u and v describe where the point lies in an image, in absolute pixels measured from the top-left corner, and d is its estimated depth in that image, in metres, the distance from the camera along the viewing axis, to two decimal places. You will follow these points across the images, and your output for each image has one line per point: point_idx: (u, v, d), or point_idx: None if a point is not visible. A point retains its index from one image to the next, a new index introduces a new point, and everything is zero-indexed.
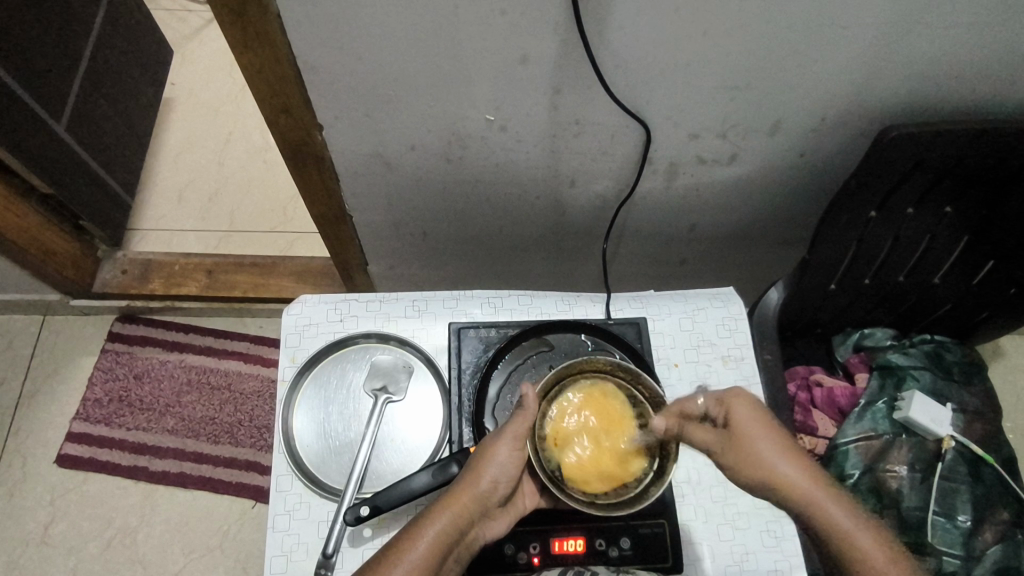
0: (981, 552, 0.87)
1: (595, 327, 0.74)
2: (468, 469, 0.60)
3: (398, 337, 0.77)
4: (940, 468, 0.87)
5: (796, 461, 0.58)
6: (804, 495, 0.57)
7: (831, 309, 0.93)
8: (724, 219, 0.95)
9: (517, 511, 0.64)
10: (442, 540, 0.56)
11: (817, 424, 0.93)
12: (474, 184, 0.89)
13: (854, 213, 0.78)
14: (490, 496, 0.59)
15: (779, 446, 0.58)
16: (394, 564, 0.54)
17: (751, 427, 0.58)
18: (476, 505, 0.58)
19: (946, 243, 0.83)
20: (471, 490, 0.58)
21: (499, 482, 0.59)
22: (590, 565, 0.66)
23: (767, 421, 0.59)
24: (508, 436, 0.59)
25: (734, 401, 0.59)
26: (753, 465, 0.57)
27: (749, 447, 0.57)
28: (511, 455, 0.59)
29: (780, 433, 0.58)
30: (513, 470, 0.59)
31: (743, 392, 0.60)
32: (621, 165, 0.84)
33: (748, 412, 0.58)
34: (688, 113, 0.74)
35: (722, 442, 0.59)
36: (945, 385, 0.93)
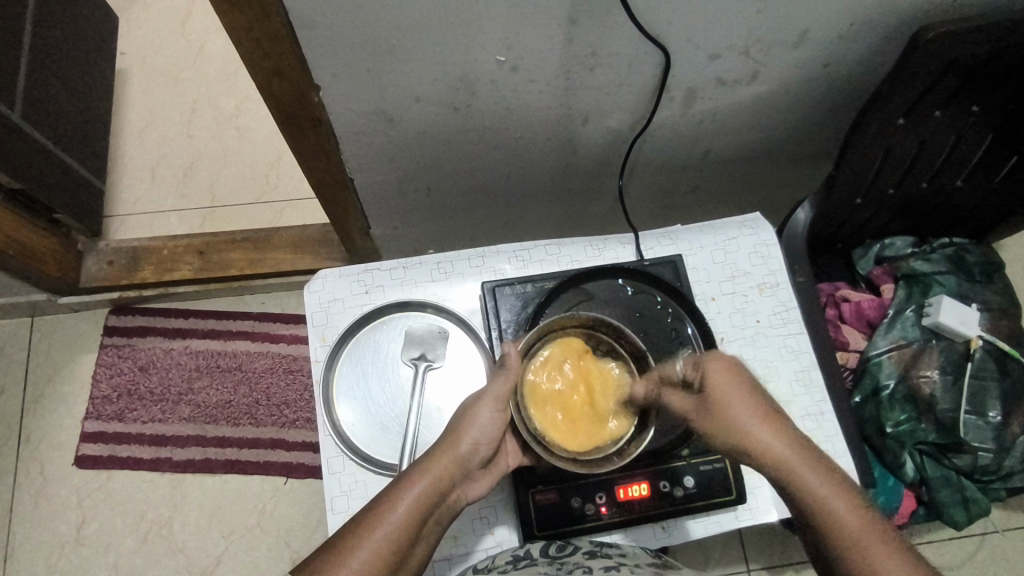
0: (1011, 443, 0.89)
1: (633, 270, 0.72)
2: (448, 433, 0.59)
3: (434, 304, 0.74)
4: (971, 368, 0.88)
5: (770, 420, 0.55)
6: (775, 453, 0.53)
7: (854, 223, 0.92)
8: (740, 142, 0.92)
9: (500, 471, 0.63)
10: (424, 503, 0.54)
11: (848, 339, 0.93)
12: (481, 132, 0.84)
13: (882, 122, 0.76)
14: (471, 458, 0.58)
15: (753, 410, 0.55)
16: (371, 527, 0.51)
17: (722, 388, 0.56)
18: (457, 468, 0.57)
19: (971, 143, 0.82)
20: (453, 451, 0.57)
21: (480, 444, 0.59)
22: (656, 508, 0.66)
23: (747, 384, 0.57)
24: (490, 398, 0.60)
25: (712, 362, 0.58)
26: (730, 428, 0.55)
27: (724, 412, 0.56)
28: (493, 417, 0.60)
29: (756, 398, 0.56)
30: (495, 432, 0.60)
31: (723, 355, 0.59)
32: (638, 97, 0.79)
33: (722, 371, 0.57)
34: (712, 30, 0.69)
35: (699, 406, 0.57)
36: (968, 287, 0.94)
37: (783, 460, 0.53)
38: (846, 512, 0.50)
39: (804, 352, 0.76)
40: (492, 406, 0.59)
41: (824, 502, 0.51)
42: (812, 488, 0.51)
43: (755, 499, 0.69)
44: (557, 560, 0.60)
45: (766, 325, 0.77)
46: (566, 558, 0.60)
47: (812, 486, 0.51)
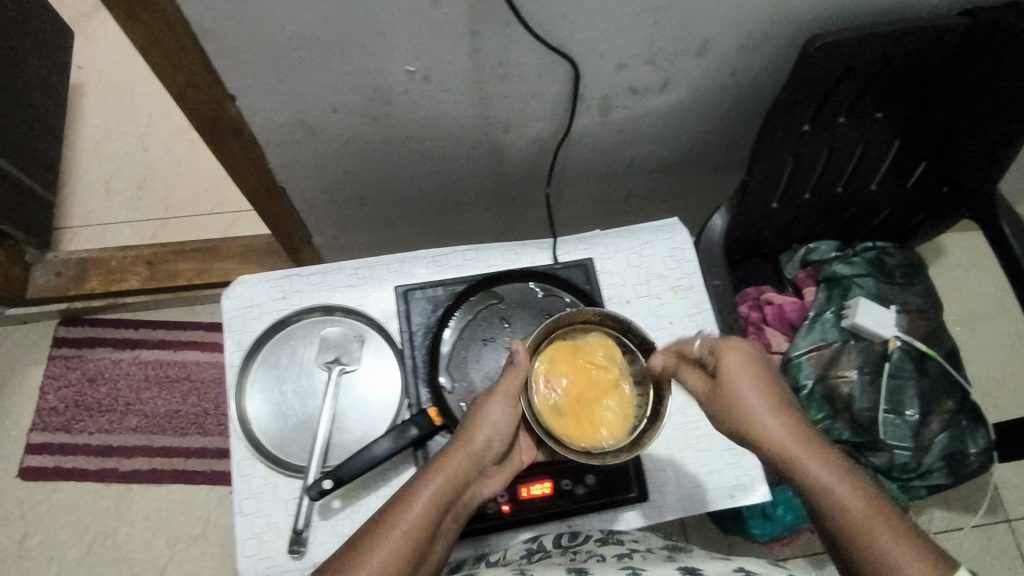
0: (929, 441, 0.91)
1: (542, 274, 0.74)
2: (462, 430, 0.61)
3: (344, 307, 0.75)
4: (888, 368, 0.90)
5: (779, 405, 0.58)
6: (781, 438, 0.56)
7: (774, 227, 0.94)
8: (663, 149, 0.95)
9: (516, 467, 0.65)
10: (440, 500, 0.56)
11: (770, 341, 0.96)
12: (405, 141, 0.86)
13: (788, 128, 0.79)
14: (484, 454, 0.61)
15: (764, 395, 0.58)
16: (392, 525, 0.54)
17: (736, 372, 0.59)
18: (470, 464, 0.60)
19: (880, 147, 0.85)
20: (466, 448, 0.60)
21: (493, 440, 0.61)
22: (558, 505, 0.68)
23: (757, 369, 0.60)
24: (501, 395, 0.61)
25: (725, 346, 0.61)
26: (744, 417, 0.58)
27: (738, 400, 0.58)
28: (504, 413, 0.61)
29: (768, 383, 0.59)
30: (507, 428, 0.61)
31: (737, 339, 0.62)
32: (554, 106, 0.82)
33: (736, 357, 0.60)
34: (613, 40, 0.72)
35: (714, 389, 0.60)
36: (888, 289, 0.95)
37: (789, 442, 0.56)
38: (851, 497, 0.53)
39: None
40: (503, 403, 0.61)
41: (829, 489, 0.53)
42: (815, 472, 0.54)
43: (661, 496, 0.70)
44: (570, 549, 0.64)
45: (679, 327, 0.79)
46: (578, 546, 0.64)
47: (819, 473, 0.54)
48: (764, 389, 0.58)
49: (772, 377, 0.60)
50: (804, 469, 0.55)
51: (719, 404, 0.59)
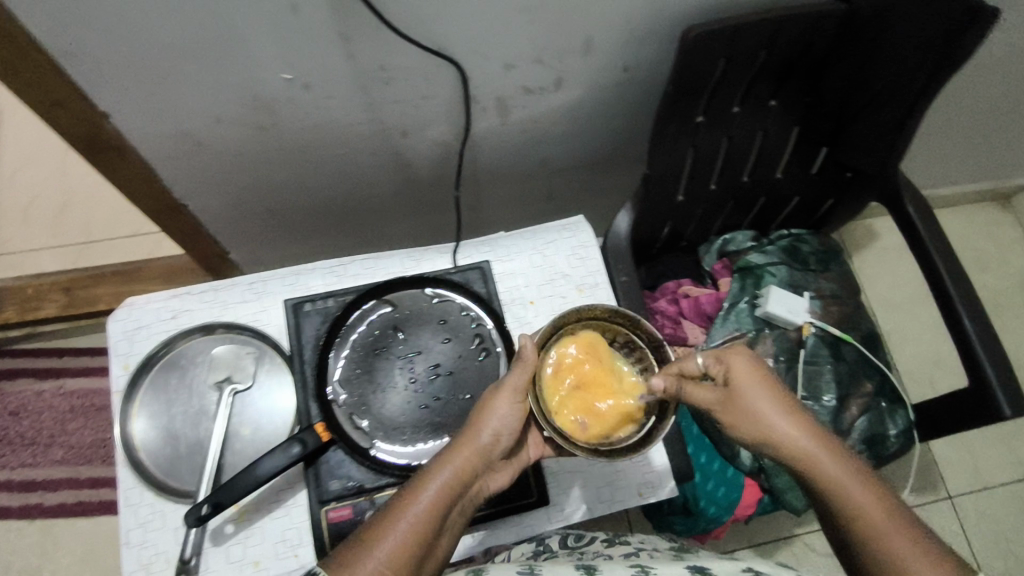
0: (850, 425, 0.91)
1: (437, 279, 0.73)
2: (470, 422, 0.59)
3: (224, 324, 0.73)
4: (803, 354, 0.91)
5: (789, 409, 0.56)
6: (796, 445, 0.55)
7: (685, 218, 0.93)
8: (572, 147, 0.94)
9: (521, 460, 0.65)
10: (445, 496, 0.55)
11: (687, 334, 0.96)
12: (302, 150, 0.84)
13: (681, 120, 0.77)
14: (493, 449, 0.58)
15: (774, 401, 0.56)
16: (394, 520, 0.53)
17: (747, 378, 0.57)
18: (478, 460, 0.58)
19: (779, 134, 0.85)
20: (472, 443, 0.57)
21: (501, 435, 0.58)
22: None
23: (765, 372, 0.58)
24: (508, 389, 0.58)
25: (731, 353, 0.58)
26: (756, 425, 0.55)
27: (750, 408, 0.56)
28: (512, 408, 0.58)
29: (776, 387, 0.57)
30: (516, 423, 0.59)
31: (739, 345, 0.60)
32: (448, 108, 0.80)
33: (745, 362, 0.58)
34: (494, 41, 0.70)
35: (723, 399, 0.57)
36: (801, 276, 0.96)
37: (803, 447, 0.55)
38: (866, 501, 0.53)
39: None
40: (510, 399, 0.58)
41: (849, 496, 0.53)
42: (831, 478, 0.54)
43: (566, 499, 0.69)
44: (576, 549, 0.72)
45: None
46: (585, 547, 0.72)
47: (836, 480, 0.54)
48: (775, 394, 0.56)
49: (778, 379, 0.58)
50: (817, 476, 0.54)
51: (727, 411, 0.57)
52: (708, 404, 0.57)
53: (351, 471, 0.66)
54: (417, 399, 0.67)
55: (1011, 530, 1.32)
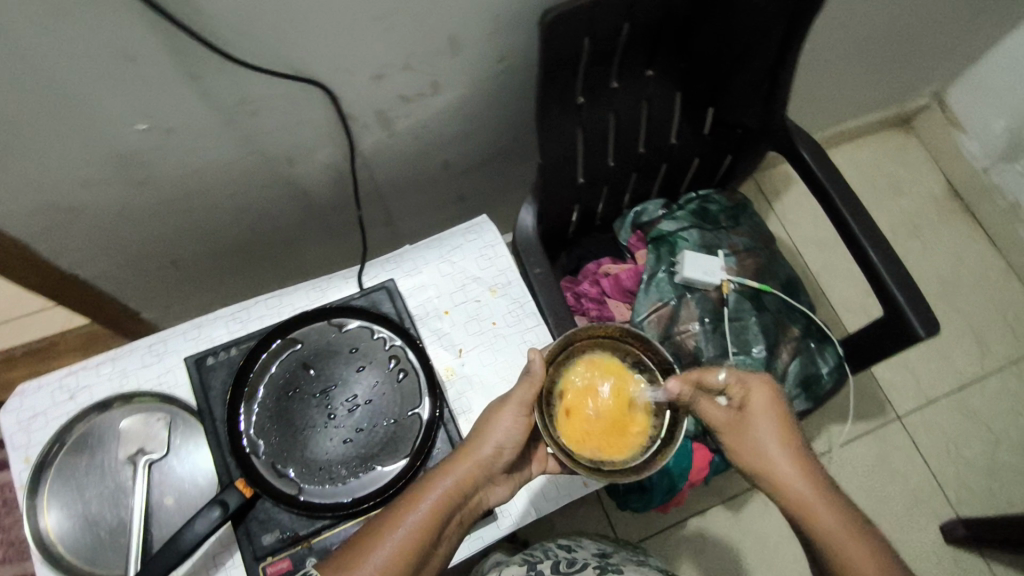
0: (782, 371, 0.93)
1: (341, 308, 0.70)
2: (473, 434, 0.63)
3: (121, 395, 0.69)
4: (727, 312, 0.92)
5: (793, 451, 0.63)
6: (790, 484, 0.61)
7: (593, 198, 0.94)
8: (469, 146, 0.93)
9: (524, 472, 0.68)
10: (442, 505, 0.59)
11: (613, 313, 0.95)
12: (185, 197, 0.80)
13: (561, 104, 0.77)
14: (494, 460, 0.62)
15: (778, 441, 0.63)
16: (394, 527, 0.58)
17: (759, 413, 0.64)
18: (478, 471, 0.61)
19: (664, 102, 0.85)
20: (475, 454, 0.61)
21: (502, 449, 0.62)
22: None
23: (781, 411, 0.65)
24: (515, 403, 0.62)
25: (753, 385, 0.65)
26: (756, 451, 0.63)
27: (753, 435, 0.64)
28: (515, 421, 0.62)
29: (786, 428, 0.64)
30: (518, 436, 0.62)
31: (764, 377, 0.66)
32: (328, 130, 0.78)
33: (763, 397, 0.65)
34: (355, 57, 0.68)
35: (732, 423, 0.65)
36: (714, 236, 0.96)
37: (798, 488, 0.61)
38: (851, 548, 0.57)
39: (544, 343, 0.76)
40: (515, 410, 0.62)
41: (829, 530, 0.58)
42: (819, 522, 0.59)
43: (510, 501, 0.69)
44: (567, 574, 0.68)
45: (504, 326, 0.76)
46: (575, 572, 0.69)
47: (821, 516, 0.59)
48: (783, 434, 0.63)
49: (791, 422, 0.65)
50: (806, 515, 0.60)
51: (733, 437, 0.65)
52: (718, 423, 0.65)
53: (281, 520, 0.64)
54: (338, 435, 0.65)
55: (959, 433, 1.38)
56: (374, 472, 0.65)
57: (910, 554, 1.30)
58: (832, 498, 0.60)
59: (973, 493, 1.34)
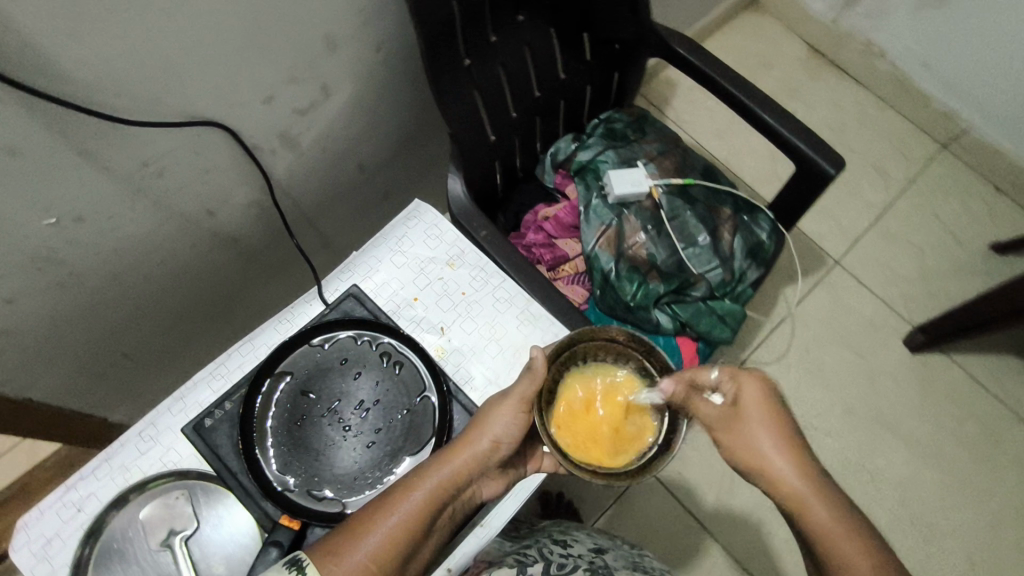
0: (730, 250, 0.99)
1: (316, 327, 0.70)
2: (472, 427, 0.63)
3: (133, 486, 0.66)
4: (664, 214, 0.97)
5: (790, 449, 0.60)
6: (790, 485, 0.59)
7: (508, 153, 0.97)
8: (376, 142, 0.94)
9: (516, 470, 0.69)
10: (435, 497, 0.60)
11: (565, 250, 1.00)
12: (118, 283, 0.78)
13: (452, 70, 0.79)
14: (490, 454, 0.62)
15: (775, 439, 0.60)
16: (384, 516, 0.58)
17: (752, 411, 0.61)
18: (475, 463, 0.62)
19: (542, 41, 0.89)
20: (471, 448, 0.62)
21: (499, 443, 0.62)
22: None
23: (773, 406, 0.62)
24: (515, 398, 0.61)
25: (745, 379, 0.62)
26: (747, 452, 0.60)
27: (745, 436, 0.60)
28: (515, 418, 0.62)
29: (783, 425, 0.61)
30: (517, 431, 0.62)
31: (755, 372, 0.63)
32: (238, 168, 0.77)
33: (753, 391, 0.61)
34: (241, 85, 0.68)
35: (724, 420, 0.61)
36: (628, 150, 1.01)
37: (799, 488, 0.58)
38: (851, 552, 0.55)
39: (516, 294, 0.79)
40: (515, 407, 0.61)
41: (829, 535, 0.56)
42: (820, 523, 0.57)
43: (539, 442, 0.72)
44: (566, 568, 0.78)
45: (474, 292, 0.79)
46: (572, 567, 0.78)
47: (821, 515, 0.57)
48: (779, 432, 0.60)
49: (785, 417, 0.62)
50: (805, 517, 0.58)
51: (727, 436, 0.61)
52: (710, 419, 0.61)
53: None
54: (360, 442, 0.67)
55: (890, 255, 1.52)
56: (406, 463, 0.66)
57: (886, 373, 1.43)
58: (832, 497, 0.58)
59: (919, 301, 1.48)
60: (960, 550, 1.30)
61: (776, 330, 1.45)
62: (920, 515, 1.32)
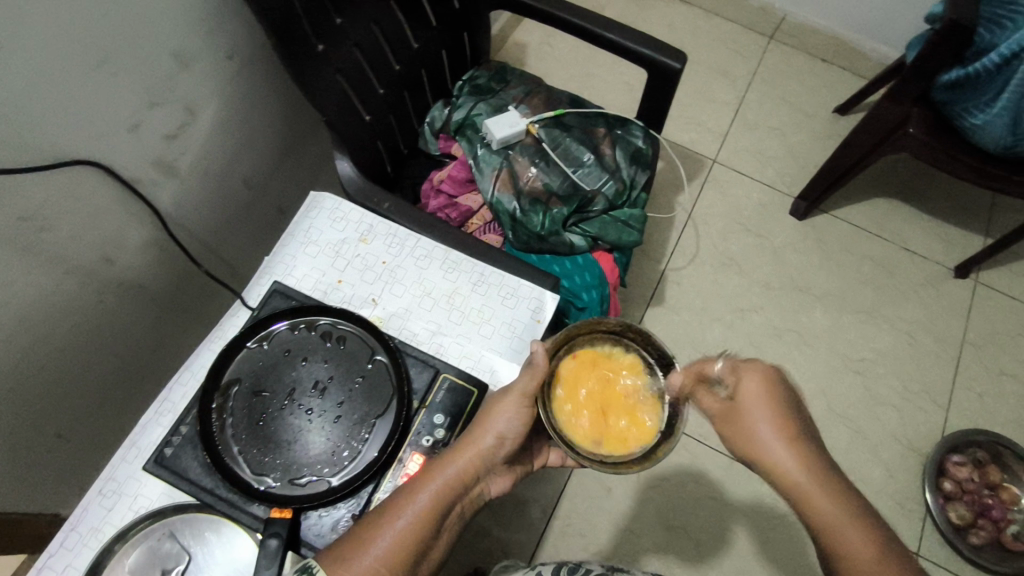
0: (615, 163, 1.06)
1: (248, 328, 0.71)
2: (476, 424, 0.66)
3: (115, 536, 0.64)
4: (546, 145, 1.03)
5: (793, 442, 0.63)
6: (792, 475, 0.62)
7: (386, 130, 1.00)
8: (253, 154, 0.94)
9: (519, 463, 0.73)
10: (440, 496, 0.63)
11: (468, 204, 1.03)
12: (37, 364, 0.73)
13: (311, 60, 0.80)
14: (493, 449, 0.65)
15: (777, 431, 0.63)
16: (393, 518, 0.61)
17: (753, 402, 0.65)
18: (480, 459, 0.65)
19: (388, 15, 0.91)
20: (475, 446, 0.65)
21: (502, 438, 0.65)
22: None
23: (777, 396, 0.65)
24: (517, 393, 0.65)
25: (745, 373, 0.66)
26: (747, 440, 0.64)
27: (746, 424, 0.65)
28: (517, 413, 0.65)
29: (784, 416, 0.64)
30: (518, 426, 0.65)
31: (760, 365, 0.66)
32: (122, 205, 0.75)
33: (753, 385, 0.65)
34: (103, 114, 0.67)
35: (726, 410, 0.67)
36: (496, 99, 1.07)
37: (800, 481, 0.61)
38: (856, 548, 0.58)
39: (433, 249, 0.83)
40: (516, 401, 0.65)
41: (832, 527, 0.59)
42: (824, 513, 0.60)
43: (495, 369, 0.76)
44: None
45: (393, 258, 0.82)
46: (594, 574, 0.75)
47: (822, 505, 0.60)
48: (779, 423, 0.64)
49: (789, 408, 0.65)
50: (806, 506, 0.61)
51: (727, 426, 0.66)
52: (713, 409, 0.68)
53: (337, 515, 0.65)
54: (327, 420, 0.67)
55: (757, 143, 1.67)
56: (377, 423, 0.68)
57: (786, 245, 1.57)
58: (838, 494, 0.60)
59: (792, 174, 1.64)
60: (890, 374, 1.45)
61: (682, 236, 1.56)
62: (849, 356, 1.47)
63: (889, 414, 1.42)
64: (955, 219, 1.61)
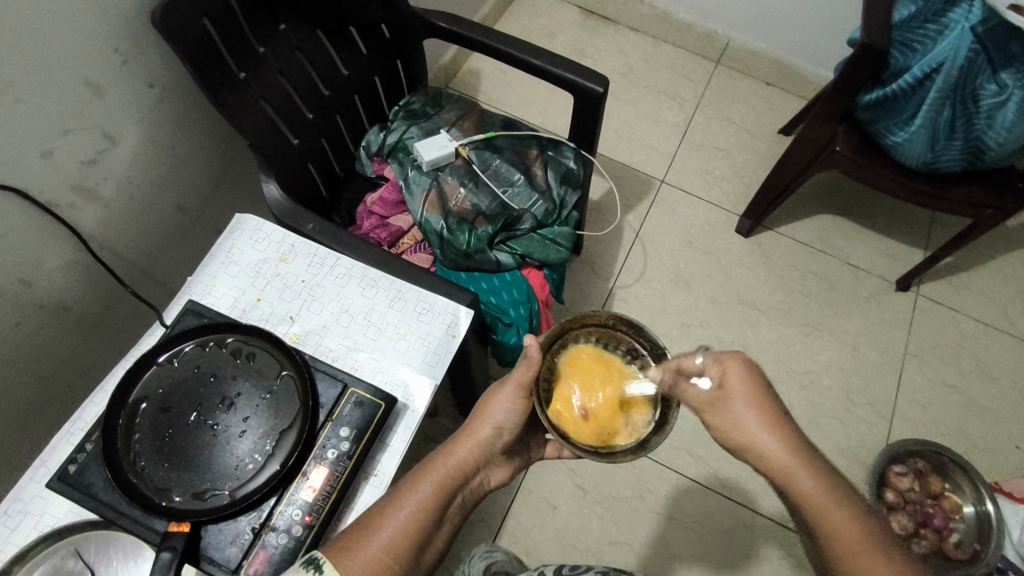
0: (546, 183, 1.09)
1: (158, 346, 0.72)
2: (476, 419, 0.74)
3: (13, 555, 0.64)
4: (476, 167, 1.06)
5: (776, 426, 0.65)
6: (778, 458, 0.63)
7: (317, 154, 1.03)
8: (185, 179, 0.97)
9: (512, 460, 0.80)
10: (443, 486, 0.69)
11: (399, 225, 1.06)
12: None
13: (231, 87, 0.83)
14: (491, 439, 0.73)
15: (759, 415, 0.65)
16: (398, 507, 0.66)
17: (736, 391, 0.66)
18: (478, 449, 0.73)
19: (312, 44, 0.95)
20: (475, 437, 0.73)
21: (499, 429, 0.73)
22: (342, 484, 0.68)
23: (757, 382, 0.67)
24: (513, 386, 0.72)
25: (729, 362, 0.67)
26: (734, 427, 0.66)
27: (730, 413, 0.66)
28: (513, 404, 0.72)
29: (764, 401, 0.66)
30: (513, 416, 0.73)
31: (737, 353, 0.68)
32: (36, 227, 0.77)
33: (736, 372, 0.67)
34: (10, 142, 0.69)
35: (710, 400, 0.67)
36: (428, 122, 1.10)
37: (785, 463, 0.63)
38: (844, 523, 0.60)
39: (352, 267, 0.85)
40: (513, 394, 0.72)
41: (819, 505, 0.61)
42: (810, 495, 0.62)
43: (405, 383, 0.77)
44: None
45: (311, 276, 0.84)
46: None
47: (806, 484, 0.62)
48: (762, 407, 0.65)
49: (768, 392, 0.67)
50: (790, 488, 0.63)
51: (712, 416, 0.67)
52: (698, 401, 0.68)
53: (238, 528, 0.66)
54: (231, 434, 0.68)
55: (703, 163, 1.71)
56: (281, 436, 0.68)
57: (733, 263, 1.60)
58: (821, 472, 0.63)
59: (738, 193, 1.68)
60: (833, 386, 1.48)
61: (629, 254, 1.59)
62: (794, 369, 1.49)
63: (833, 425, 1.44)
64: (897, 234, 1.66)
